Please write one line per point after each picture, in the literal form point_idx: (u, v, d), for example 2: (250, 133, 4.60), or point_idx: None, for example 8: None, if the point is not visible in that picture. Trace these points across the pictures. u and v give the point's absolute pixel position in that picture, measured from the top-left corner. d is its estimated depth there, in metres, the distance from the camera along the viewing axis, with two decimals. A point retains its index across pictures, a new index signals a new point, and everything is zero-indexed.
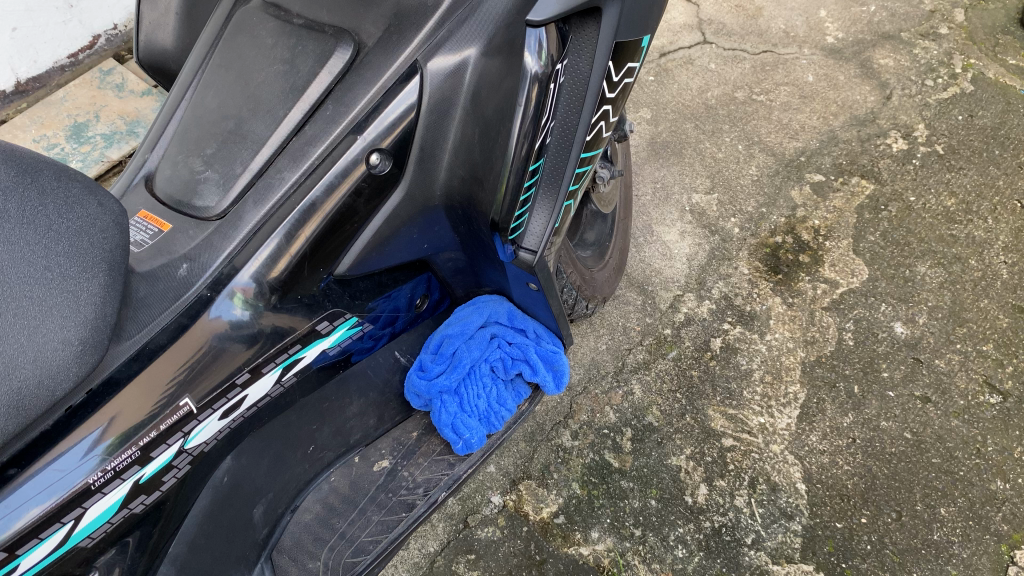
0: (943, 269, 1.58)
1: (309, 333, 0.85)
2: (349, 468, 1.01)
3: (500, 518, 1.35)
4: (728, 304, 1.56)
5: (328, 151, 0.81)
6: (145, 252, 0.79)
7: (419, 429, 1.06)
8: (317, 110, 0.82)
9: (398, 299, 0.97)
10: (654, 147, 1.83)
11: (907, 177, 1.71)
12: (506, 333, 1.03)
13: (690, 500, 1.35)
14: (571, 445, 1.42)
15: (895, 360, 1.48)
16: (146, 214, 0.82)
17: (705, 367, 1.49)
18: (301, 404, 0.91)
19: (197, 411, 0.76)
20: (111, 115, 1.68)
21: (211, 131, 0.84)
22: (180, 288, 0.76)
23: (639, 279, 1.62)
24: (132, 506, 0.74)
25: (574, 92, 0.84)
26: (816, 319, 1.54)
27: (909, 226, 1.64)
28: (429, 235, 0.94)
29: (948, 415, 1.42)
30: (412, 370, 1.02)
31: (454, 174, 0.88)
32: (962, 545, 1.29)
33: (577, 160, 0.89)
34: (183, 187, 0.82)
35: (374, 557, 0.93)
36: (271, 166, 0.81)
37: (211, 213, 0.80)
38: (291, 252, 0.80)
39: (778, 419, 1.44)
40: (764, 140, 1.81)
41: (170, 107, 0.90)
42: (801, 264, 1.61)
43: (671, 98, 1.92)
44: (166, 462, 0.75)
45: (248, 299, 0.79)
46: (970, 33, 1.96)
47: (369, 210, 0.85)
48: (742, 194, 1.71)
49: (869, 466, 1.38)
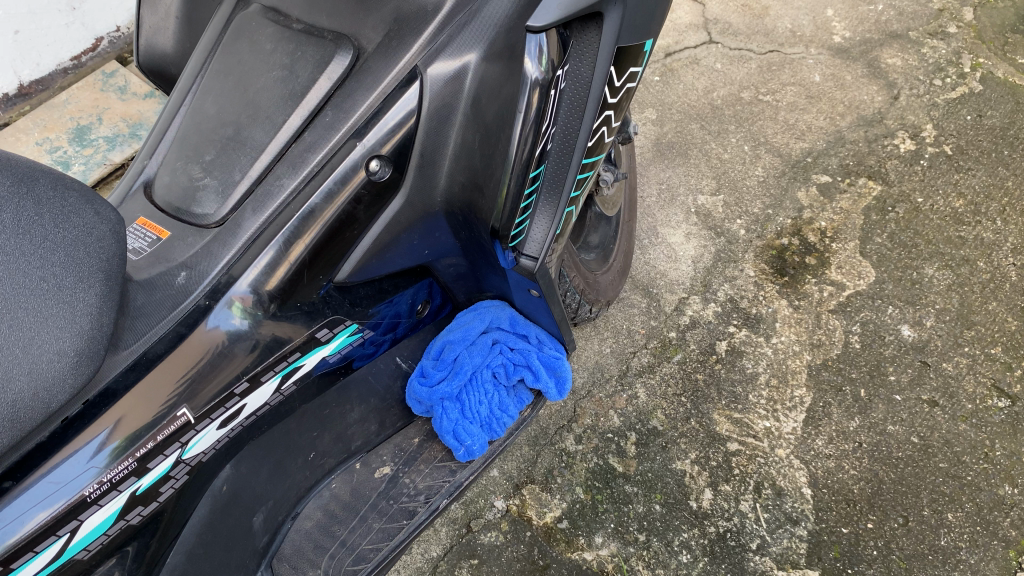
0: (951, 272, 1.56)
1: (309, 341, 0.84)
2: (350, 475, 1.01)
3: (504, 523, 1.34)
4: (734, 307, 1.55)
5: (327, 158, 0.80)
6: (144, 260, 0.78)
7: (421, 435, 1.05)
8: (317, 116, 0.81)
9: (400, 306, 0.96)
10: (659, 148, 1.82)
11: (915, 178, 1.69)
12: (509, 338, 1.02)
13: (695, 505, 1.35)
14: (575, 449, 1.41)
15: (902, 363, 1.47)
16: (145, 221, 0.82)
17: (710, 371, 1.48)
18: (301, 412, 0.91)
19: (195, 421, 0.76)
20: (114, 117, 1.68)
21: (210, 137, 0.84)
22: (177, 297, 0.76)
23: (643, 281, 1.61)
24: (129, 518, 0.73)
25: (575, 98, 0.84)
26: (823, 321, 1.53)
27: (917, 228, 1.62)
28: (429, 241, 0.93)
29: (955, 419, 1.41)
30: (413, 376, 1.01)
31: (455, 180, 0.88)
32: (970, 551, 1.28)
33: (578, 166, 0.88)
34: (182, 194, 0.82)
35: (374, 566, 0.92)
36: (270, 173, 0.81)
37: (210, 221, 0.79)
38: (290, 259, 0.80)
39: (784, 423, 1.43)
40: (771, 140, 1.79)
41: (170, 112, 0.90)
42: (808, 266, 1.59)
43: (676, 98, 1.90)
44: (164, 473, 0.75)
45: (247, 308, 0.78)
46: (979, 32, 1.94)
47: (369, 216, 0.84)
48: (748, 195, 1.70)
49: (875, 470, 1.37)
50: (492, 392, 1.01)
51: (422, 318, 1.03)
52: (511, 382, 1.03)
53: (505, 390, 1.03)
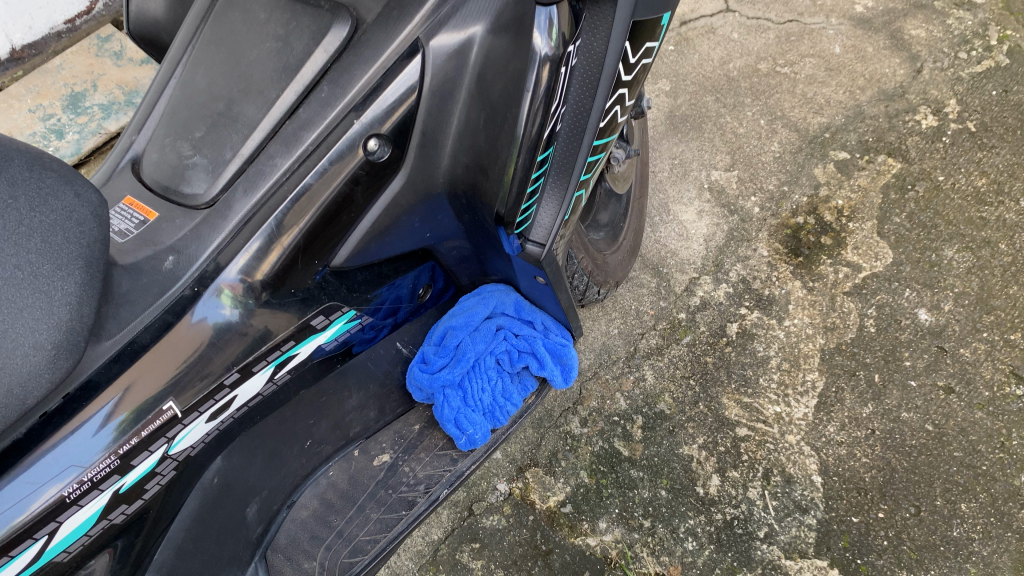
0: (971, 254, 1.51)
1: (303, 329, 0.81)
2: (348, 463, 0.98)
3: (506, 507, 1.32)
4: (746, 288, 1.50)
5: (323, 136, 0.76)
6: (129, 243, 0.75)
7: (421, 422, 1.02)
8: (311, 92, 0.77)
9: (399, 289, 0.93)
10: (673, 120, 1.76)
11: (936, 156, 1.64)
12: (513, 324, 0.98)
13: (702, 491, 1.32)
14: (580, 432, 1.38)
15: (918, 348, 1.43)
16: (131, 201, 0.78)
17: (721, 354, 1.44)
18: (296, 400, 0.87)
19: (182, 416, 0.72)
20: (109, 84, 1.63)
21: (200, 112, 0.80)
22: (165, 283, 0.72)
23: (653, 260, 1.56)
24: (111, 517, 0.70)
25: (587, 75, 0.78)
26: (837, 304, 1.49)
27: (937, 207, 1.57)
28: (431, 223, 0.89)
29: (971, 406, 1.37)
30: (415, 363, 0.99)
31: (458, 161, 0.84)
32: (982, 543, 1.25)
33: (589, 149, 0.83)
34: (171, 173, 0.78)
35: (372, 558, 0.90)
36: (262, 152, 0.77)
37: (199, 201, 0.76)
38: (283, 243, 0.76)
39: (795, 409, 1.39)
40: (788, 114, 1.73)
41: (158, 85, 0.85)
42: (823, 247, 1.55)
43: (691, 68, 1.84)
44: (149, 469, 0.72)
45: (238, 296, 0.74)
46: (1008, 2, 1.87)
47: (367, 198, 0.80)
48: (763, 171, 1.65)
49: (887, 458, 1.34)
50: (494, 379, 0.98)
51: (424, 301, 0.99)
52: (515, 368, 0.99)
53: (509, 377, 1.00)
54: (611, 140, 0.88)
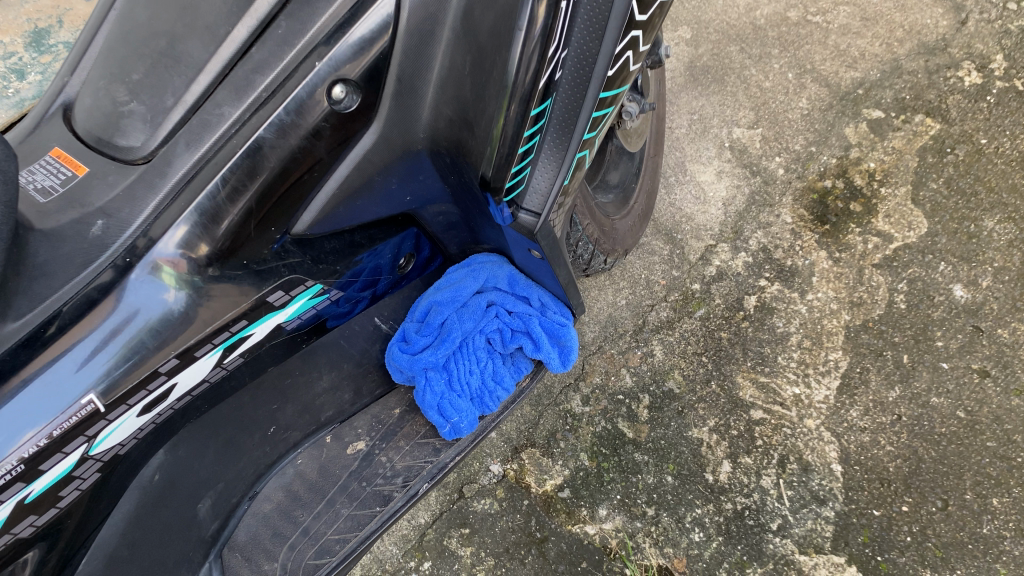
0: (1014, 226, 1.37)
1: (257, 309, 0.71)
2: (319, 450, 0.88)
3: (499, 490, 1.23)
4: (766, 257, 1.38)
5: (279, 81, 0.64)
6: (53, 203, 0.64)
7: (402, 405, 0.92)
8: (268, 28, 0.65)
9: (375, 260, 0.82)
10: (693, 72, 1.63)
11: (980, 117, 1.48)
12: (506, 301, 0.88)
13: (711, 478, 1.22)
14: (581, 411, 1.28)
15: (952, 328, 1.30)
16: (59, 152, 0.67)
17: (736, 329, 1.33)
18: (255, 383, 0.77)
19: (107, 411, 0.63)
20: (77, 20, 1.49)
21: (139, 51, 0.68)
22: (91, 252, 0.61)
23: (667, 224, 1.44)
24: (18, 531, 0.61)
25: (594, 12, 0.66)
26: (865, 278, 1.36)
27: (978, 173, 1.43)
28: (412, 185, 0.78)
29: (1008, 393, 1.25)
30: (395, 340, 0.89)
31: (440, 114, 0.72)
32: (1014, 542, 1.15)
33: (595, 102, 0.70)
34: (105, 121, 0.66)
35: (340, 560, 0.80)
36: (209, 99, 0.65)
37: (135, 155, 0.65)
38: (234, 208, 0.66)
39: (815, 391, 1.28)
40: (819, 69, 1.57)
41: (96, 17, 0.74)
42: (852, 214, 1.42)
43: (715, 15, 1.67)
44: (64, 474, 0.63)
45: (178, 271, 0.64)
46: None
47: (332, 155, 0.69)
48: (790, 129, 1.51)
49: (914, 447, 1.23)
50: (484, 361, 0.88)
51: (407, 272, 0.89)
52: (507, 349, 0.89)
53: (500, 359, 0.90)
54: (622, 92, 0.76)
